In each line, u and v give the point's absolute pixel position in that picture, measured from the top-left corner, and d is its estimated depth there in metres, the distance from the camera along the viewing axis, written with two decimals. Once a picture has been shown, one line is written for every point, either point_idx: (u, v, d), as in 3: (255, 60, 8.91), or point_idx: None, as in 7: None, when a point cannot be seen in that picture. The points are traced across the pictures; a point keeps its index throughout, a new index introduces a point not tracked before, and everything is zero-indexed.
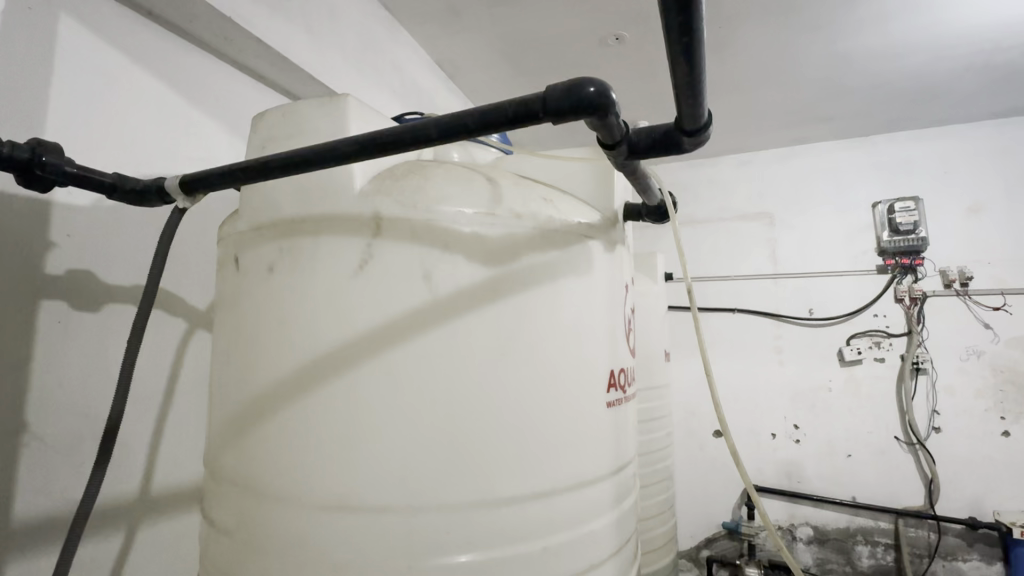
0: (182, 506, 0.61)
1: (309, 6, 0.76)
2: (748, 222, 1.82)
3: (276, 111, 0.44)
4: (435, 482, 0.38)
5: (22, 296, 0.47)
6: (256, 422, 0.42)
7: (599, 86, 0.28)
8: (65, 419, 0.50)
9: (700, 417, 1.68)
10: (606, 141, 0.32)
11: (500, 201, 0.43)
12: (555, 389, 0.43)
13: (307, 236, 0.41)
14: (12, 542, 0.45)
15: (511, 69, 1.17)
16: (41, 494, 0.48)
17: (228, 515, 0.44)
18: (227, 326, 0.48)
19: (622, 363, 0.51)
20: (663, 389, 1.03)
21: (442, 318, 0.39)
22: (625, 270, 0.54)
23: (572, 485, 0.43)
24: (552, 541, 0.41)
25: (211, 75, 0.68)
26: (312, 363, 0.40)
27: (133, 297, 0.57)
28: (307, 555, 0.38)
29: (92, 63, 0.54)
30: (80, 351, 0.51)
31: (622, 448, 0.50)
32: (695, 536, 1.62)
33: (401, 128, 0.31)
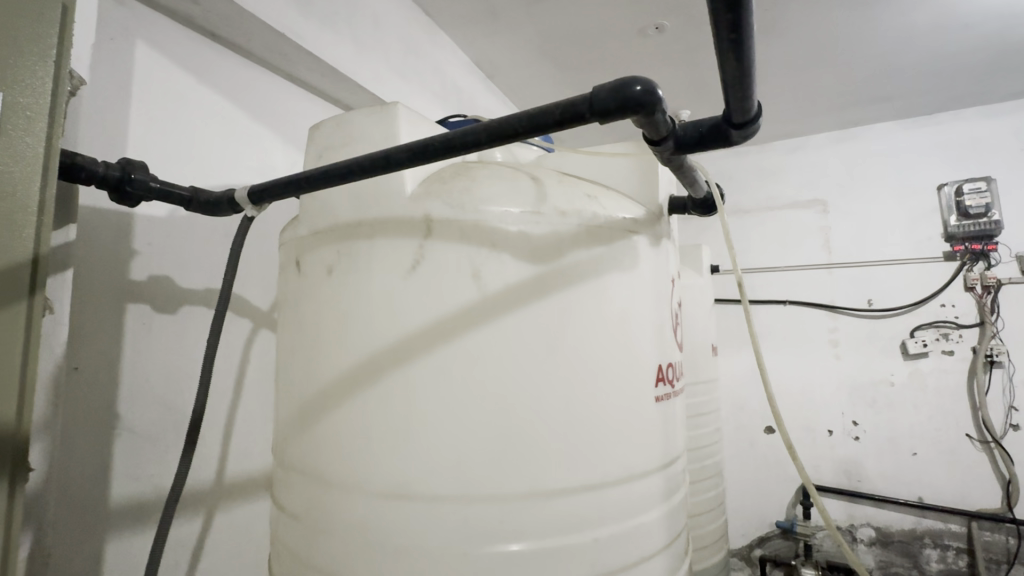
0: (252, 495, 0.65)
1: (356, 18, 0.79)
2: (800, 210, 1.74)
3: (331, 121, 0.47)
4: (485, 475, 0.40)
5: (113, 301, 0.52)
6: (319, 415, 0.45)
7: (645, 84, 0.28)
8: (151, 412, 0.55)
9: (750, 412, 1.63)
10: (651, 138, 0.32)
11: (545, 199, 0.43)
12: (602, 385, 0.43)
13: (363, 239, 0.43)
14: (112, 522, 0.50)
15: (549, 65, 1.17)
16: (133, 479, 0.52)
17: (296, 500, 0.47)
18: (290, 325, 0.51)
19: (669, 357, 0.51)
20: (711, 383, 1.01)
21: (490, 316, 0.40)
22: (671, 264, 0.54)
23: (622, 479, 0.44)
24: (603, 533, 0.42)
25: (268, 88, 0.72)
26: (370, 359, 0.42)
27: (206, 300, 0.61)
28: (371, 540, 0.41)
29: (165, 84, 0.58)
30: (161, 349, 0.56)
31: (672, 444, 0.50)
32: (747, 534, 1.58)
33: (451, 133, 0.32)
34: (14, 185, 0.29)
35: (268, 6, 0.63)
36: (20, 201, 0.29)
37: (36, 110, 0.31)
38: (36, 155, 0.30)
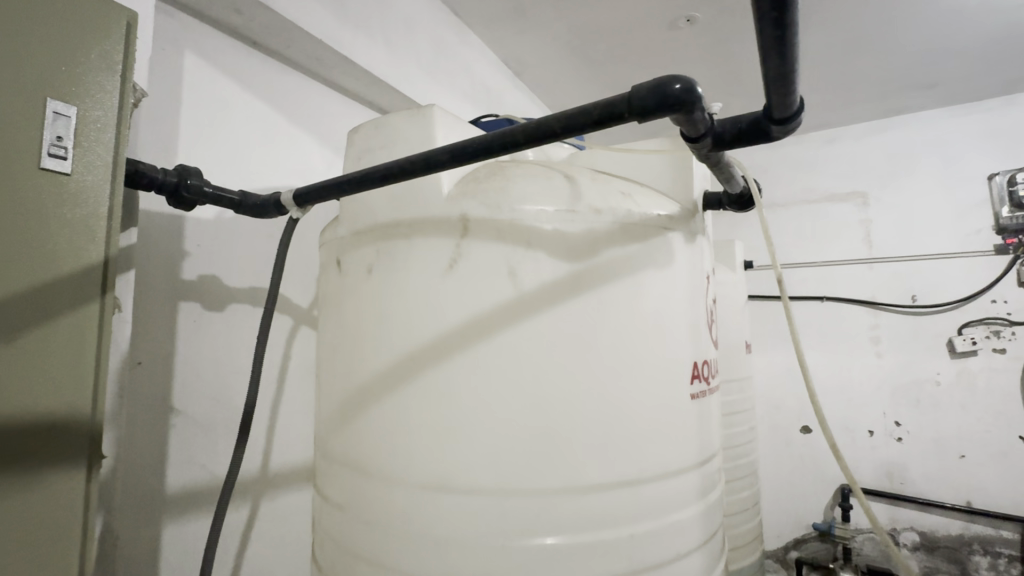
0: (296, 485, 0.68)
1: (388, 20, 0.81)
2: (838, 203, 1.68)
3: (370, 125, 0.49)
4: (522, 470, 0.40)
5: (167, 300, 0.55)
6: (360, 409, 0.47)
7: (685, 83, 0.28)
8: (203, 405, 0.57)
9: (786, 412, 1.59)
10: (688, 135, 0.32)
11: (580, 197, 0.44)
12: (636, 384, 0.43)
13: (402, 239, 0.45)
14: (168, 508, 0.53)
15: (578, 61, 1.16)
16: (187, 468, 0.55)
17: (339, 491, 0.49)
18: (331, 322, 0.53)
19: (705, 354, 0.51)
20: (745, 381, 1.00)
21: (527, 313, 0.41)
22: (706, 260, 0.53)
23: (658, 476, 0.44)
24: (638, 528, 0.42)
25: (306, 93, 0.74)
26: (409, 356, 0.43)
27: (252, 298, 0.64)
28: (412, 530, 0.42)
29: (212, 92, 0.61)
30: (211, 345, 0.59)
31: (708, 441, 0.50)
32: (783, 536, 1.55)
33: (489, 135, 0.32)
34: (86, 192, 0.32)
35: (306, 13, 0.65)
36: (91, 208, 0.32)
37: (106, 122, 0.33)
38: (105, 163, 0.33)
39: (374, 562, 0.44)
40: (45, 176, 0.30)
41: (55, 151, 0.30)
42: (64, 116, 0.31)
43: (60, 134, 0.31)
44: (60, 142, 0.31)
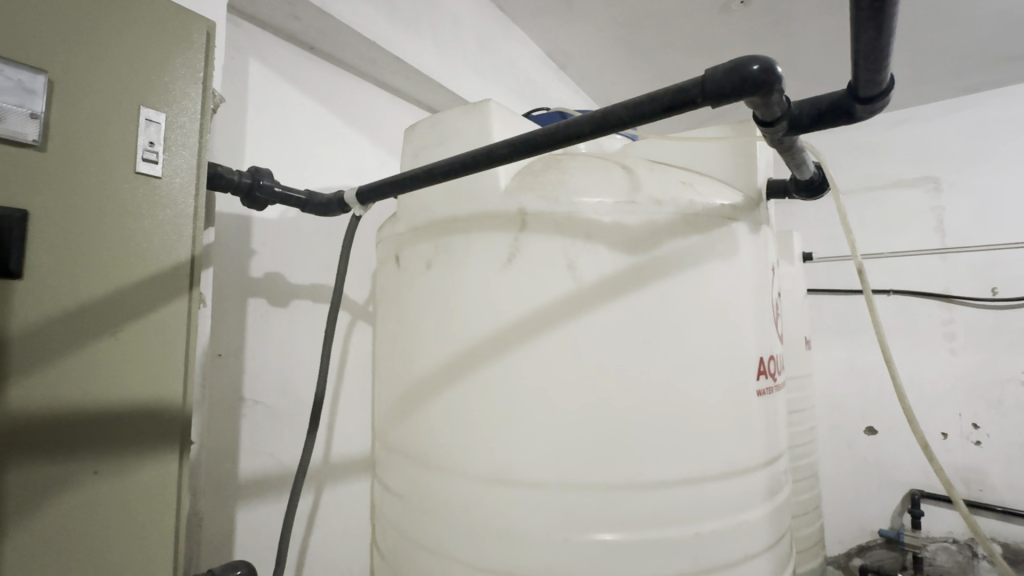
0: (355, 475, 0.70)
1: (437, 19, 0.82)
2: (906, 189, 1.57)
3: (426, 121, 0.49)
4: (583, 464, 0.40)
5: (237, 296, 0.58)
6: (421, 402, 0.48)
7: (763, 63, 0.27)
8: (271, 396, 0.60)
9: (848, 411, 1.50)
10: (761, 119, 0.31)
11: (639, 188, 0.43)
12: (699, 379, 0.42)
13: (459, 234, 0.45)
14: (241, 493, 0.56)
15: (624, 50, 1.14)
16: (257, 455, 0.58)
17: (400, 481, 0.51)
18: (390, 317, 0.54)
19: (771, 350, 0.49)
20: (806, 378, 0.95)
21: (588, 306, 0.41)
22: (771, 252, 0.51)
23: (725, 474, 0.42)
24: (704, 528, 0.41)
25: (359, 94, 0.76)
26: (469, 349, 0.44)
27: (313, 293, 0.66)
28: (474, 521, 0.43)
29: (274, 97, 0.64)
30: (277, 339, 0.61)
31: (775, 440, 0.48)
32: (845, 542, 1.47)
33: (553, 126, 0.32)
34: (174, 195, 0.34)
35: (360, 16, 0.67)
36: (179, 210, 0.34)
37: (190, 128, 0.35)
38: (190, 167, 0.34)
39: (437, 551, 0.45)
40: (139, 181, 0.32)
41: (148, 156, 0.33)
42: (154, 123, 0.33)
43: (152, 140, 0.33)
44: (151, 147, 0.33)
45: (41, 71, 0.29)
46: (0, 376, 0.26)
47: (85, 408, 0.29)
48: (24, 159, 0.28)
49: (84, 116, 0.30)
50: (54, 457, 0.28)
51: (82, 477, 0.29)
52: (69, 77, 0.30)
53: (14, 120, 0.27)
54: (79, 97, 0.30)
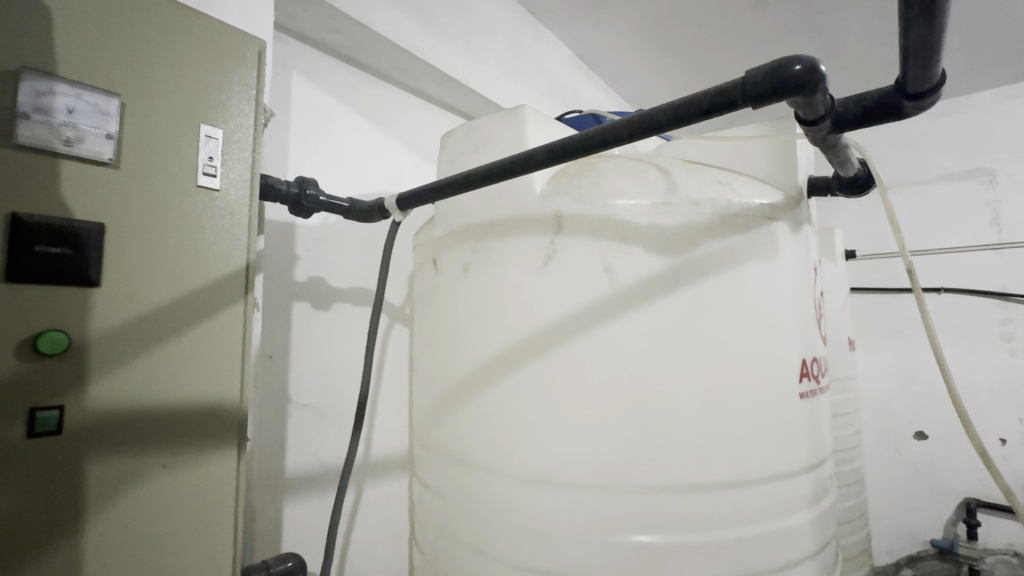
0: (393, 473, 0.72)
1: (468, 26, 0.83)
2: (957, 183, 1.48)
3: (462, 128, 0.51)
4: (621, 467, 0.40)
5: (283, 300, 0.60)
6: (459, 402, 0.49)
7: (807, 63, 0.27)
8: (315, 395, 0.63)
9: (895, 415, 1.44)
10: (804, 118, 0.30)
11: (676, 189, 0.43)
12: (739, 381, 0.41)
13: (496, 238, 0.46)
14: (288, 488, 0.59)
15: (655, 49, 1.12)
16: (303, 453, 0.61)
17: (439, 479, 0.52)
18: (428, 319, 0.55)
19: (814, 352, 0.47)
20: (850, 380, 0.92)
21: (624, 308, 0.41)
22: (813, 251, 0.50)
23: (767, 478, 0.42)
24: (747, 532, 0.41)
25: (394, 102, 0.78)
26: (506, 351, 0.45)
27: (353, 296, 0.68)
28: (513, 520, 0.44)
29: (315, 108, 0.66)
30: (319, 341, 0.64)
31: (819, 444, 0.47)
32: (894, 551, 1.41)
33: (591, 131, 0.32)
34: (231, 206, 0.36)
35: (395, 27, 0.69)
36: (236, 220, 0.36)
37: (245, 142, 0.37)
38: (244, 179, 0.36)
39: (476, 549, 0.46)
40: (200, 194, 0.34)
41: (208, 170, 0.35)
42: (213, 139, 0.35)
43: (211, 155, 0.35)
44: (211, 162, 0.35)
45: (114, 95, 0.31)
46: (82, 377, 0.29)
47: (155, 407, 0.31)
48: (100, 177, 0.30)
49: (151, 135, 0.32)
50: (129, 452, 0.30)
51: (153, 470, 0.31)
52: (138, 99, 0.32)
53: (92, 141, 0.30)
54: (147, 118, 0.32)
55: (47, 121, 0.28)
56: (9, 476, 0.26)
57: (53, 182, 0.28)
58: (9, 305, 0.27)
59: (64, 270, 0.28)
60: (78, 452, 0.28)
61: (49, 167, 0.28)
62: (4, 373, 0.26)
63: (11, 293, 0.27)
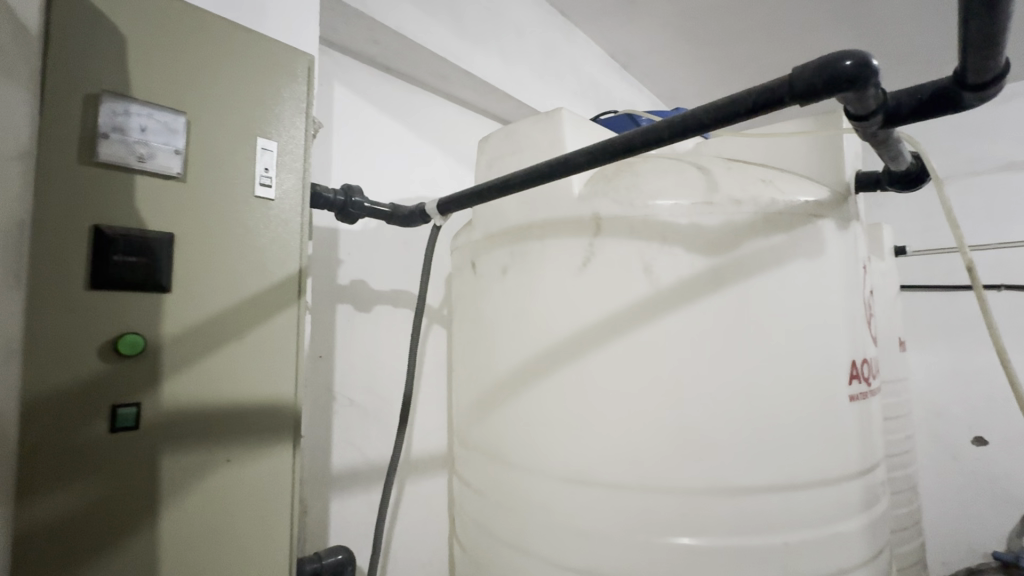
0: (432, 471, 0.73)
1: (502, 30, 0.84)
2: (1018, 173, 1.39)
3: (499, 132, 0.52)
4: (663, 468, 0.40)
5: (328, 302, 0.62)
6: (499, 402, 0.50)
7: (857, 58, 0.26)
8: (358, 395, 0.65)
9: (951, 419, 1.36)
10: (854, 113, 0.30)
11: (717, 188, 0.42)
12: (786, 383, 0.40)
13: (535, 240, 0.47)
14: (335, 484, 0.61)
15: (690, 45, 1.10)
16: (347, 450, 0.63)
17: (480, 478, 0.53)
18: (467, 321, 0.56)
19: (864, 352, 0.46)
20: (901, 383, 0.88)
21: (665, 309, 0.41)
22: (862, 248, 0.48)
23: (817, 482, 0.41)
24: (795, 537, 0.40)
25: (430, 109, 0.80)
26: (546, 352, 0.45)
27: (393, 298, 0.70)
28: (554, 519, 0.44)
29: (356, 116, 0.69)
30: (362, 342, 0.66)
31: (871, 448, 0.45)
32: (950, 563, 1.34)
33: (631, 133, 0.33)
34: (285, 214, 0.38)
35: (431, 34, 0.70)
36: (289, 228, 0.38)
37: (297, 153, 0.39)
38: (297, 189, 0.38)
39: (518, 547, 0.47)
40: (258, 204, 0.36)
41: (264, 181, 0.37)
42: (268, 151, 0.37)
43: (267, 166, 0.37)
44: (267, 173, 0.37)
45: (181, 113, 0.33)
46: (155, 377, 0.31)
47: (219, 405, 0.33)
48: (169, 191, 0.32)
49: (214, 149, 0.35)
50: (196, 446, 0.32)
51: (218, 464, 0.33)
52: (201, 116, 0.34)
53: (162, 157, 0.32)
54: (210, 133, 0.35)
55: (123, 139, 0.31)
56: (94, 466, 0.28)
57: (130, 195, 0.31)
58: (92, 309, 0.29)
59: (139, 277, 0.30)
60: (152, 446, 0.31)
61: (125, 181, 0.31)
62: (89, 372, 0.29)
63: (94, 299, 0.29)
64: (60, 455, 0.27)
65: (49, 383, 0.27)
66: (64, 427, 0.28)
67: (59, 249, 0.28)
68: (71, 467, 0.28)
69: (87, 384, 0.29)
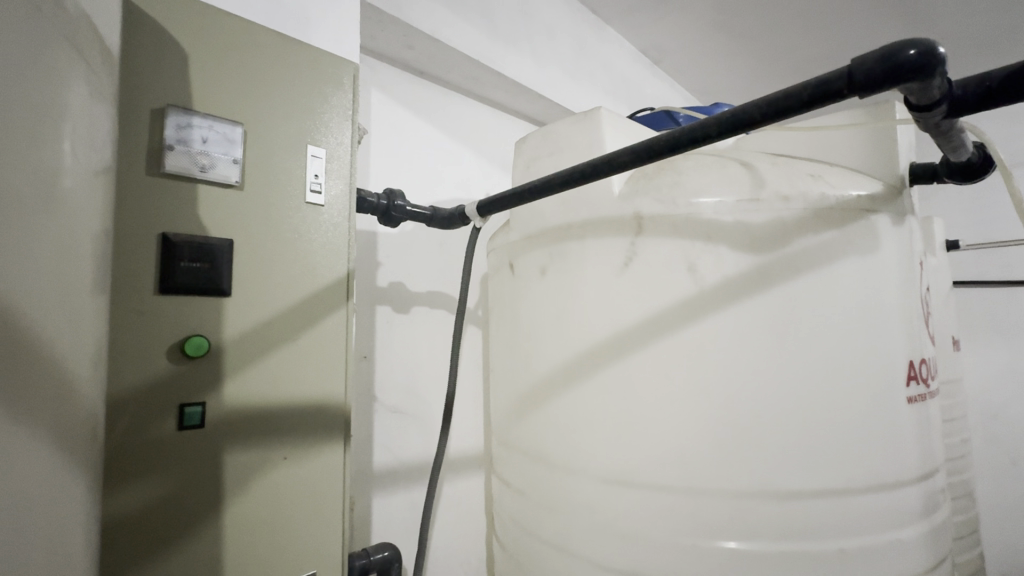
0: (469, 470, 0.74)
1: (533, 30, 0.84)
2: None
3: (536, 133, 0.52)
4: (711, 471, 0.39)
5: (368, 304, 0.64)
6: (540, 402, 0.50)
7: (923, 46, 0.25)
8: (397, 395, 0.66)
9: (1009, 422, 1.29)
10: (916, 104, 0.29)
11: (763, 184, 0.41)
12: (839, 384, 0.39)
13: (574, 241, 0.47)
14: (376, 482, 0.62)
15: (724, 38, 1.07)
16: (388, 449, 0.64)
17: (520, 478, 0.53)
18: (505, 321, 0.57)
19: (923, 352, 0.44)
20: (957, 383, 0.84)
21: (712, 309, 0.40)
22: (917, 243, 0.46)
23: (874, 487, 0.39)
24: (850, 544, 0.38)
25: (463, 111, 0.81)
26: (587, 352, 0.45)
27: (429, 299, 0.71)
28: (597, 520, 0.44)
29: (393, 120, 0.70)
30: (401, 343, 0.67)
31: (930, 452, 0.43)
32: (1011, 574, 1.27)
33: (678, 130, 0.32)
34: (333, 219, 0.39)
35: (464, 38, 0.71)
36: (337, 233, 0.39)
37: (344, 159, 0.40)
38: (344, 194, 0.39)
39: (561, 548, 0.47)
40: (308, 209, 0.38)
41: (314, 188, 0.38)
42: (318, 157, 0.38)
43: (317, 172, 0.38)
44: (317, 179, 0.38)
45: (238, 123, 0.35)
46: (218, 378, 0.32)
47: (276, 404, 0.35)
48: (227, 199, 0.34)
49: (268, 158, 0.36)
50: (255, 445, 0.34)
51: (275, 462, 0.34)
52: (254, 126, 0.36)
53: (221, 167, 0.34)
54: (263, 143, 0.36)
55: (187, 150, 0.32)
56: (164, 463, 0.30)
57: (192, 204, 0.32)
58: (161, 313, 0.31)
59: (202, 281, 0.32)
60: (216, 444, 0.32)
61: (188, 190, 0.32)
62: (158, 373, 0.30)
63: (162, 303, 0.31)
64: (135, 452, 0.29)
65: (124, 384, 0.29)
66: (137, 425, 0.29)
67: (131, 255, 0.30)
68: (144, 464, 0.29)
69: (157, 384, 0.30)
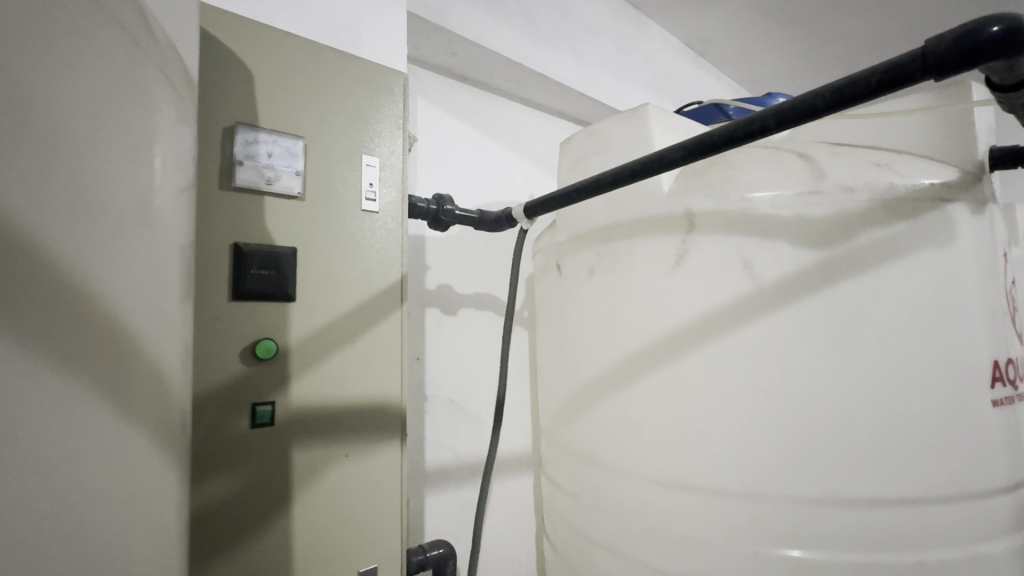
0: (518, 470, 0.75)
1: (573, 30, 0.83)
2: None
3: (581, 133, 0.52)
4: (772, 475, 0.38)
5: (417, 306, 0.65)
6: (590, 403, 0.49)
7: (1008, 22, 0.23)
8: (447, 395, 0.67)
9: None
10: (999, 84, 0.26)
11: (824, 176, 0.39)
12: (913, 385, 0.37)
13: (623, 240, 0.46)
14: (428, 480, 0.64)
15: (774, 26, 1.03)
16: (439, 447, 0.66)
17: (571, 479, 0.53)
18: (553, 321, 0.57)
19: (1009, 352, 0.40)
20: None
21: (771, 307, 0.38)
22: (1000, 233, 0.43)
23: (956, 495, 0.37)
24: (929, 556, 0.36)
25: (506, 114, 0.82)
26: (638, 353, 0.44)
27: (477, 301, 0.72)
28: (652, 523, 0.43)
29: (439, 126, 0.72)
30: (450, 344, 0.68)
31: (1021, 461, 0.40)
32: None
33: (732, 124, 0.31)
34: (386, 225, 0.40)
35: (506, 41, 0.71)
36: (391, 238, 0.40)
37: (395, 167, 0.41)
38: (397, 200, 0.41)
39: (614, 549, 0.46)
40: (364, 217, 0.39)
41: (369, 196, 0.39)
42: (372, 166, 0.40)
43: (371, 181, 0.40)
44: (371, 187, 0.40)
45: (299, 137, 0.37)
46: (286, 378, 0.34)
47: (337, 405, 0.36)
48: (291, 209, 0.36)
49: (326, 168, 0.38)
50: (320, 442, 0.35)
51: (338, 460, 0.36)
52: (314, 139, 0.37)
53: (285, 179, 0.36)
54: (322, 154, 0.38)
55: (255, 165, 0.34)
56: (239, 459, 0.32)
57: (260, 216, 0.34)
58: (235, 318, 0.33)
59: (270, 287, 0.34)
60: (285, 441, 0.34)
61: (256, 203, 0.34)
62: (234, 373, 0.32)
63: (236, 308, 0.33)
64: (214, 447, 0.31)
65: (204, 383, 0.31)
66: (215, 423, 0.31)
67: (209, 264, 0.32)
68: (223, 459, 0.31)
69: (233, 384, 0.32)
